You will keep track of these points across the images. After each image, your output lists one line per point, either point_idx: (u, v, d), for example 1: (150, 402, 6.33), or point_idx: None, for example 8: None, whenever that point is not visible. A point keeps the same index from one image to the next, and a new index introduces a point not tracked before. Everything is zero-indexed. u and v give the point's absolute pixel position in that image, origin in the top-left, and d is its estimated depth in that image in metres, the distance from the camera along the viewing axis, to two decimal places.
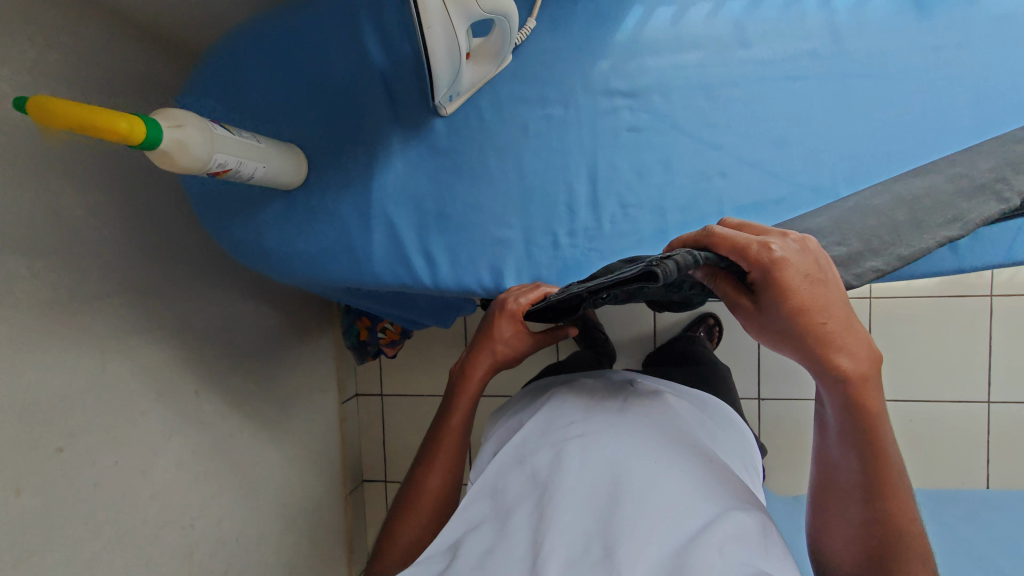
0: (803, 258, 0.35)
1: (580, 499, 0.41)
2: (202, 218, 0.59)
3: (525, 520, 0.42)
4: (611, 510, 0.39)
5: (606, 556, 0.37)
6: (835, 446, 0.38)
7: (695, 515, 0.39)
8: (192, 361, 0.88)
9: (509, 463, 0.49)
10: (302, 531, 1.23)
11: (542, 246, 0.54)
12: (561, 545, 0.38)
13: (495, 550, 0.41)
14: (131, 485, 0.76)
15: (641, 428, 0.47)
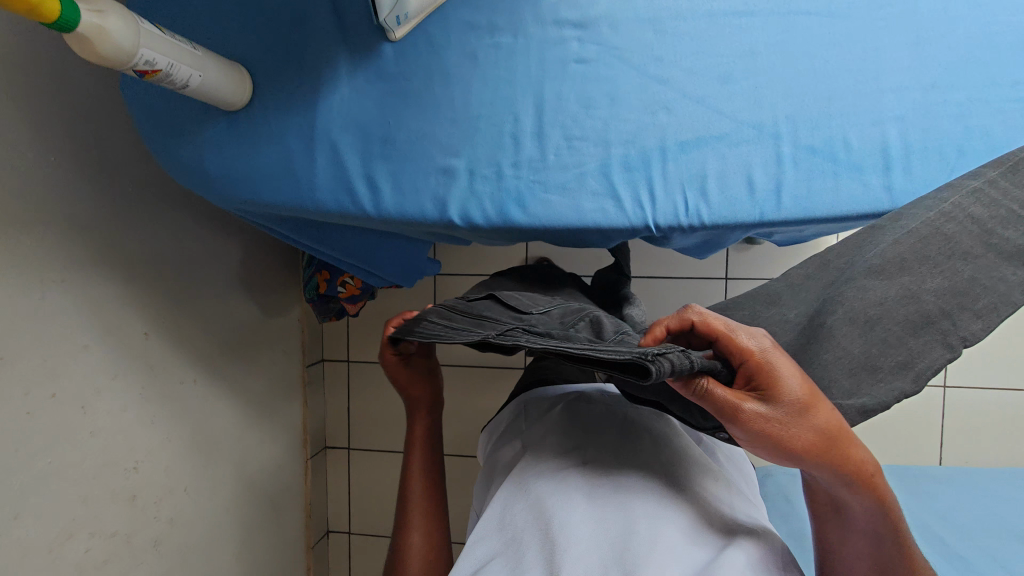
0: (781, 351, 0.38)
1: (590, 543, 0.45)
2: (143, 133, 0.58)
3: (539, 559, 0.45)
4: (625, 545, 0.45)
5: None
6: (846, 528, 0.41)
7: (697, 552, 0.45)
8: (140, 299, 0.86)
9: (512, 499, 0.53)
10: (258, 491, 1.22)
11: (485, 176, 0.54)
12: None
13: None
14: (69, 419, 0.75)
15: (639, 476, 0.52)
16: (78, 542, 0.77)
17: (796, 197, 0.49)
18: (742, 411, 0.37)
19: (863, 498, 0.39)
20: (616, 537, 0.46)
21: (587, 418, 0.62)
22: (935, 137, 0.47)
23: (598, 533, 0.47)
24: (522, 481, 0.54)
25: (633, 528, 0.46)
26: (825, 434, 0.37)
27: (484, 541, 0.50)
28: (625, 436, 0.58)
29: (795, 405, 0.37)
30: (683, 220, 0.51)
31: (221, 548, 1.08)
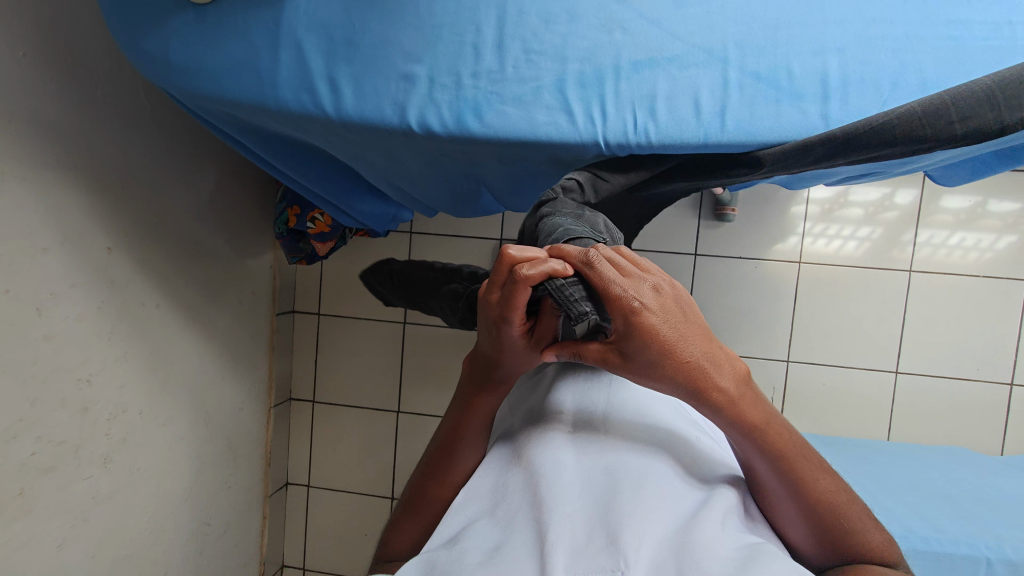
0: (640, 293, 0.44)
1: (576, 501, 0.48)
2: (111, 22, 0.59)
3: (525, 519, 0.48)
4: (608, 498, 0.48)
5: (607, 542, 0.44)
6: (759, 469, 0.50)
7: (680, 507, 0.49)
8: (106, 214, 0.86)
9: (504, 467, 0.55)
10: (217, 428, 1.22)
11: (444, 84, 0.55)
12: (567, 537, 0.45)
13: (502, 547, 0.46)
14: (24, 317, 0.75)
15: (622, 434, 0.55)
16: (23, 443, 0.77)
17: (739, 122, 0.51)
18: (607, 361, 0.47)
19: (764, 450, 0.48)
20: (601, 495, 0.48)
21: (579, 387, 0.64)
22: (870, 70, 0.50)
23: (584, 494, 0.49)
24: (513, 452, 0.56)
25: (616, 484, 0.49)
26: (691, 386, 0.46)
27: (475, 505, 0.53)
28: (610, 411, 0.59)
29: (655, 360, 0.45)
30: (631, 138, 0.53)
31: (174, 478, 1.09)
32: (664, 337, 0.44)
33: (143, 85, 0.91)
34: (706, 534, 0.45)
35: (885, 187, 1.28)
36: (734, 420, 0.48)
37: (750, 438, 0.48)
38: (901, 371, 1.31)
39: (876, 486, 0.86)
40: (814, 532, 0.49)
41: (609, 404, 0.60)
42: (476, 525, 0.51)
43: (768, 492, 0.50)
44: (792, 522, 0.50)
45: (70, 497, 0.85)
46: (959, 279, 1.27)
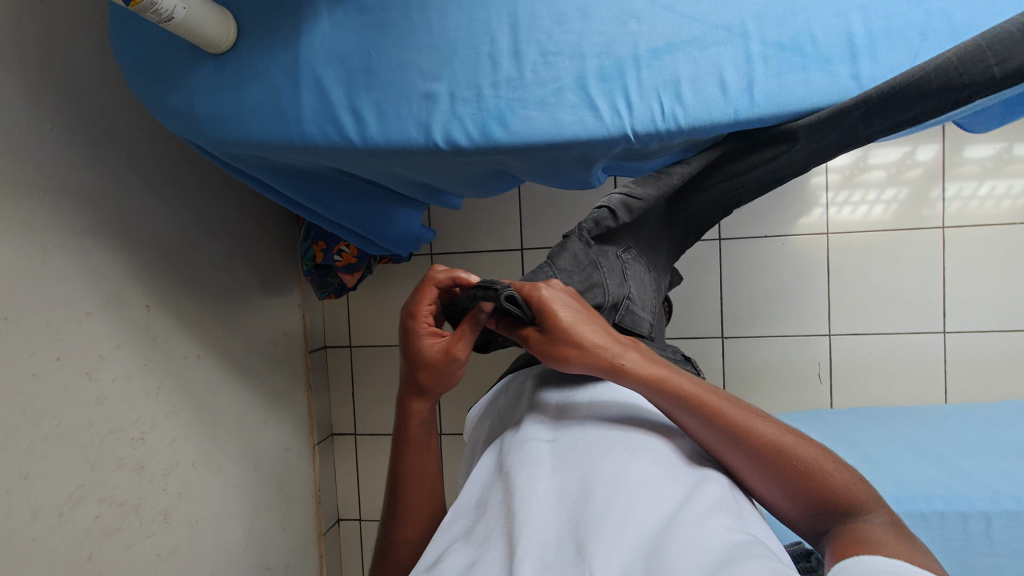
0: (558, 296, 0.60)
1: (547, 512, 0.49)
2: (133, 81, 0.60)
3: (500, 532, 0.49)
4: (581, 506, 0.48)
5: (576, 555, 0.44)
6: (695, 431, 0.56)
7: (660, 506, 0.48)
8: (141, 273, 0.88)
9: (487, 484, 0.57)
10: (267, 472, 1.23)
11: (465, 98, 0.55)
12: (539, 550, 0.46)
13: (474, 566, 0.47)
14: (75, 383, 0.76)
15: (600, 437, 0.56)
16: (87, 507, 0.77)
17: (768, 94, 0.51)
18: (530, 340, 0.60)
19: (683, 405, 0.55)
20: (577, 507, 0.49)
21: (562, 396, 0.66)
22: (897, 23, 0.49)
23: (559, 508, 0.50)
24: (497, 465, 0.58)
25: (590, 491, 0.49)
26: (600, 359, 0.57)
27: (460, 524, 0.55)
28: (591, 415, 0.61)
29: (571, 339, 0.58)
30: (659, 125, 0.52)
31: (232, 526, 1.09)
32: (566, 322, 0.58)
33: (163, 144, 0.93)
34: (681, 536, 0.44)
35: (905, 145, 1.25)
36: (644, 383, 0.57)
37: (661, 396, 0.56)
38: (948, 331, 1.27)
39: (948, 450, 0.83)
40: (782, 488, 0.52)
41: (593, 400, 0.63)
42: (459, 544, 0.52)
43: (725, 458, 0.55)
44: (751, 473, 0.54)
45: (136, 557, 0.85)
46: (995, 228, 1.24)
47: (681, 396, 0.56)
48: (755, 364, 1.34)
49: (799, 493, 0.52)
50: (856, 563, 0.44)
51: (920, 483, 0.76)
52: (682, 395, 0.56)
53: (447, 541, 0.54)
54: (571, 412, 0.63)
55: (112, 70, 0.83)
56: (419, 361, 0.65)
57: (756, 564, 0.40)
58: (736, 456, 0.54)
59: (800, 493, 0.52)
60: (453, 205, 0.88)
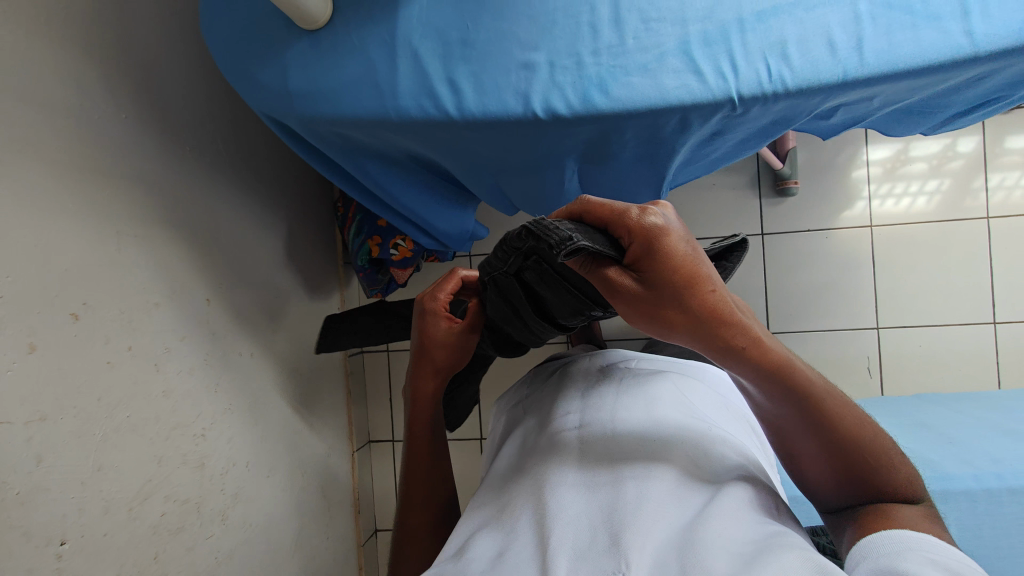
0: (676, 227, 0.45)
1: (577, 507, 0.50)
2: (228, 62, 0.61)
3: (528, 522, 0.50)
4: (613, 502, 0.49)
5: (609, 545, 0.45)
6: (777, 412, 0.51)
7: (687, 501, 0.49)
8: (202, 266, 0.86)
9: (512, 480, 0.59)
10: (312, 477, 1.20)
11: (566, 67, 0.55)
12: (568, 544, 0.47)
13: (505, 552, 0.49)
14: (144, 375, 0.74)
15: (625, 430, 0.57)
16: (155, 503, 0.75)
17: (878, 52, 0.51)
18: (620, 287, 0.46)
19: (785, 391, 0.49)
20: (606, 501, 0.50)
21: (585, 391, 0.68)
22: None
23: (587, 500, 0.51)
24: (524, 463, 0.60)
25: (620, 487, 0.50)
26: (720, 321, 0.46)
27: (480, 514, 0.57)
28: (614, 406, 0.62)
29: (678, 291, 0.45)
30: (765, 87, 0.52)
31: (282, 531, 1.06)
32: (682, 273, 0.44)
33: (222, 139, 0.92)
34: (710, 528, 0.44)
35: (946, 137, 1.25)
36: (752, 358, 0.48)
37: (772, 381, 0.48)
38: (999, 322, 1.26)
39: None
40: (841, 472, 0.51)
41: (619, 395, 0.64)
42: (483, 538, 0.53)
43: (803, 437, 0.51)
44: (813, 458, 0.52)
45: (197, 558, 0.82)
46: None
47: (785, 379, 0.48)
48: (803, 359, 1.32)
49: (850, 482, 0.51)
50: (883, 538, 0.45)
51: (1014, 457, 0.78)
52: (787, 378, 0.48)
53: (467, 534, 0.55)
54: (597, 402, 0.64)
55: (178, 63, 0.83)
56: (436, 343, 0.71)
57: (786, 554, 0.40)
58: (811, 436, 0.50)
59: (849, 482, 0.51)
60: (508, 210, 0.86)
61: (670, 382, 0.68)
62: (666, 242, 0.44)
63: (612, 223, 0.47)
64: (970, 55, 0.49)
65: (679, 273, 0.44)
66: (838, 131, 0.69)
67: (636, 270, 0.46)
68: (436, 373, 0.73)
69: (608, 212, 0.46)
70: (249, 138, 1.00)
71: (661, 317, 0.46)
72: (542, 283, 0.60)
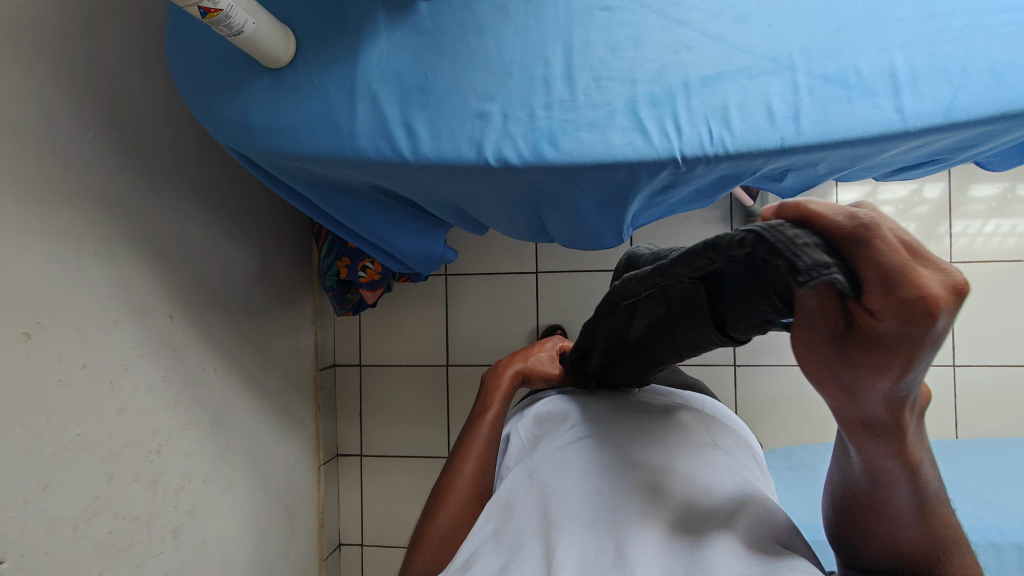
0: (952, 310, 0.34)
1: (582, 525, 0.56)
2: (192, 95, 0.62)
3: (536, 540, 0.57)
4: (615, 526, 0.55)
5: (615, 561, 0.52)
6: (897, 494, 0.48)
7: (691, 529, 0.55)
8: (165, 283, 0.87)
9: (518, 488, 0.64)
10: (273, 492, 1.20)
11: (518, 118, 0.57)
12: (572, 560, 0.53)
13: (510, 565, 0.55)
14: (99, 393, 0.74)
15: (642, 460, 0.62)
16: (102, 522, 0.75)
17: (815, 123, 0.52)
18: (832, 325, 0.39)
19: (904, 477, 0.47)
20: (609, 523, 0.56)
21: (604, 409, 0.71)
22: (938, 61, 0.51)
23: (592, 519, 0.56)
24: (539, 472, 0.64)
25: (623, 514, 0.56)
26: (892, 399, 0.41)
27: (489, 521, 0.63)
28: (630, 429, 0.66)
29: (897, 365, 0.37)
30: (708, 149, 0.54)
31: (238, 547, 1.06)
32: (908, 355, 0.36)
33: (195, 156, 0.94)
34: (716, 555, 0.50)
35: (911, 182, 1.28)
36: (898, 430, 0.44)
37: (901, 467, 0.47)
38: (958, 365, 1.29)
39: (988, 481, 0.96)
40: (897, 550, 0.50)
41: (639, 420, 0.68)
42: (487, 551, 0.59)
43: (891, 510, 0.49)
44: (879, 537, 0.51)
45: None
46: (1001, 265, 1.26)
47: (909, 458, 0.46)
48: (769, 394, 1.32)
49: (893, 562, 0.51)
50: None
51: None
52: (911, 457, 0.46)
53: (478, 541, 0.61)
54: (609, 425, 0.68)
55: (153, 82, 0.85)
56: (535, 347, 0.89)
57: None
58: (890, 508, 0.49)
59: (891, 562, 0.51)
60: (478, 230, 0.86)
61: (685, 412, 0.70)
62: (927, 326, 0.34)
63: (868, 273, 0.34)
64: (907, 127, 0.51)
65: (907, 351, 0.36)
66: (792, 192, 0.72)
67: (858, 324, 0.37)
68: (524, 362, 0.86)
69: (880, 265, 0.33)
70: (223, 155, 1.01)
71: (846, 376, 0.40)
72: (737, 280, 0.46)
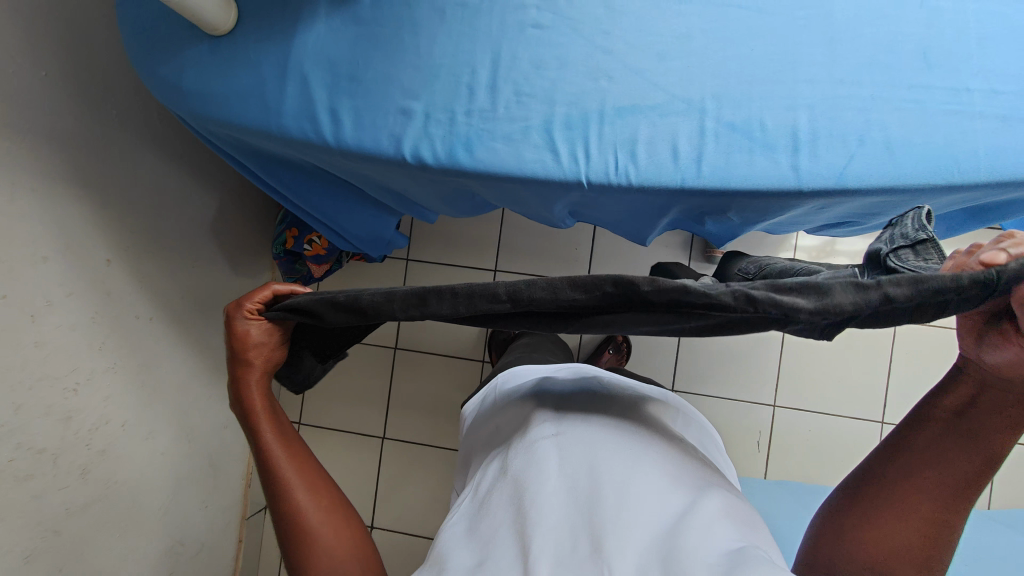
0: None
1: (561, 510, 0.50)
2: (132, 51, 0.63)
3: (506, 530, 0.50)
4: (591, 506, 0.49)
5: (592, 551, 0.46)
6: (951, 467, 0.43)
7: (671, 508, 0.50)
8: (105, 226, 0.88)
9: (494, 479, 0.57)
10: (200, 446, 1.22)
11: (439, 121, 0.58)
12: (549, 551, 0.47)
13: (484, 561, 0.49)
14: (18, 324, 0.76)
15: (614, 433, 0.57)
16: (3, 449, 0.76)
17: (714, 168, 0.54)
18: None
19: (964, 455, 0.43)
20: (585, 502, 0.50)
21: (565, 395, 0.67)
22: (839, 126, 0.52)
23: (567, 501, 0.51)
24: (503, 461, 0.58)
25: (600, 491, 0.50)
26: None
27: (461, 520, 0.56)
28: (595, 406, 0.63)
29: None
30: (612, 177, 0.55)
31: (152, 494, 1.07)
32: None
33: (157, 106, 0.95)
34: (692, 541, 0.45)
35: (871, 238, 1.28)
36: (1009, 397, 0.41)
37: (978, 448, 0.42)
38: (886, 423, 1.30)
39: None
40: (910, 544, 0.44)
41: (601, 401, 0.65)
42: (461, 543, 0.53)
43: (924, 488, 0.44)
44: (888, 514, 0.45)
45: (43, 508, 0.83)
46: (943, 332, 1.28)
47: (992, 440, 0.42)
48: None
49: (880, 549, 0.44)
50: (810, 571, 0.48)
51: None
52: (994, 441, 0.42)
53: (448, 536, 0.55)
54: (569, 404, 0.64)
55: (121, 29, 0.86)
56: (243, 347, 0.52)
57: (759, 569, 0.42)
58: (940, 488, 0.43)
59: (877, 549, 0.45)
60: (425, 218, 0.88)
61: (649, 407, 0.68)
62: None
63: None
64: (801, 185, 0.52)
65: None
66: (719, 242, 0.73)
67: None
68: (262, 362, 0.54)
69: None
70: None
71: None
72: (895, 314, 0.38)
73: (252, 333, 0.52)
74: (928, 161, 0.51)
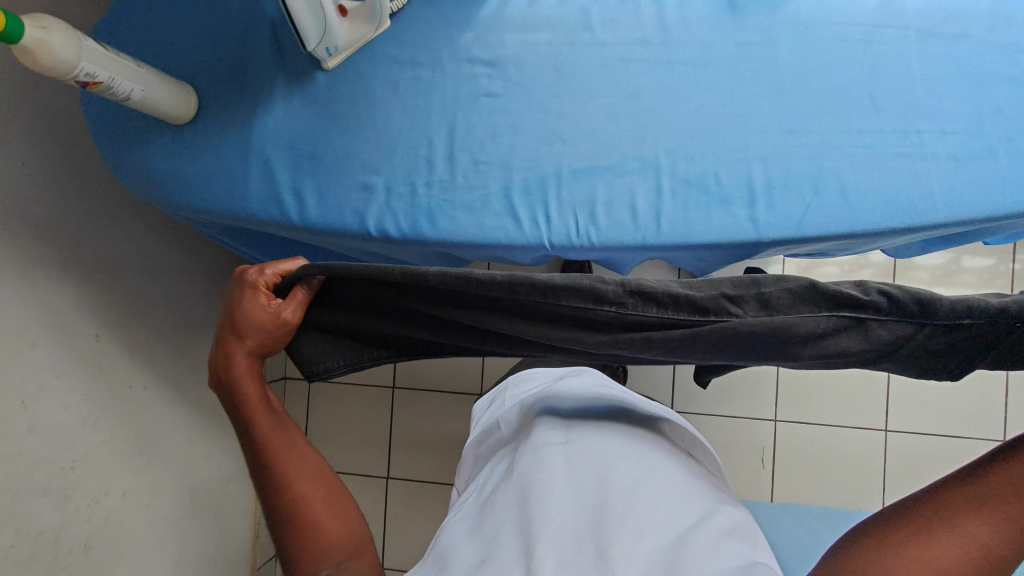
0: None
1: (566, 512, 0.45)
2: (99, 142, 0.64)
3: (509, 529, 0.45)
4: (601, 516, 0.44)
5: (599, 556, 0.41)
6: None
7: (687, 518, 0.45)
8: (89, 303, 0.89)
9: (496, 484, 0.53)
10: (203, 504, 1.22)
11: (400, 194, 0.59)
12: (552, 553, 0.41)
13: (484, 561, 0.43)
14: (9, 411, 0.77)
15: (627, 437, 0.53)
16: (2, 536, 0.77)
17: (674, 225, 0.54)
18: None
19: None
20: (595, 508, 0.45)
21: (574, 402, 0.61)
22: (792, 174, 0.53)
23: (573, 507, 0.46)
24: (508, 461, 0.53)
25: (610, 498, 0.45)
26: None
27: (456, 523, 0.51)
28: (607, 415, 0.57)
29: None
30: (574, 240, 0.55)
31: (158, 560, 1.07)
32: None
33: None
34: (706, 554, 0.40)
35: None
36: None
37: None
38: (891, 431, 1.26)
39: None
40: None
41: (612, 407, 0.60)
42: (456, 548, 0.47)
43: None
44: None
45: None
46: None
47: None
48: None
49: None
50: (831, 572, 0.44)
51: None
52: None
53: (438, 543, 0.50)
54: (581, 409, 0.58)
55: None
56: (248, 323, 0.42)
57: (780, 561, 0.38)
58: None
59: None
60: None
61: (666, 424, 0.62)
62: None
63: None
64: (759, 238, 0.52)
65: None
66: None
67: None
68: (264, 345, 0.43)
69: None
70: None
71: None
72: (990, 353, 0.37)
73: (261, 308, 0.42)
74: (882, 205, 0.51)
